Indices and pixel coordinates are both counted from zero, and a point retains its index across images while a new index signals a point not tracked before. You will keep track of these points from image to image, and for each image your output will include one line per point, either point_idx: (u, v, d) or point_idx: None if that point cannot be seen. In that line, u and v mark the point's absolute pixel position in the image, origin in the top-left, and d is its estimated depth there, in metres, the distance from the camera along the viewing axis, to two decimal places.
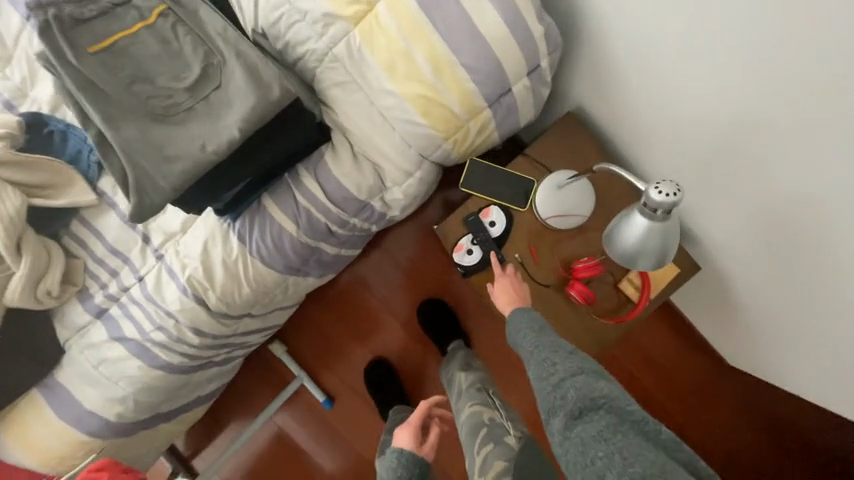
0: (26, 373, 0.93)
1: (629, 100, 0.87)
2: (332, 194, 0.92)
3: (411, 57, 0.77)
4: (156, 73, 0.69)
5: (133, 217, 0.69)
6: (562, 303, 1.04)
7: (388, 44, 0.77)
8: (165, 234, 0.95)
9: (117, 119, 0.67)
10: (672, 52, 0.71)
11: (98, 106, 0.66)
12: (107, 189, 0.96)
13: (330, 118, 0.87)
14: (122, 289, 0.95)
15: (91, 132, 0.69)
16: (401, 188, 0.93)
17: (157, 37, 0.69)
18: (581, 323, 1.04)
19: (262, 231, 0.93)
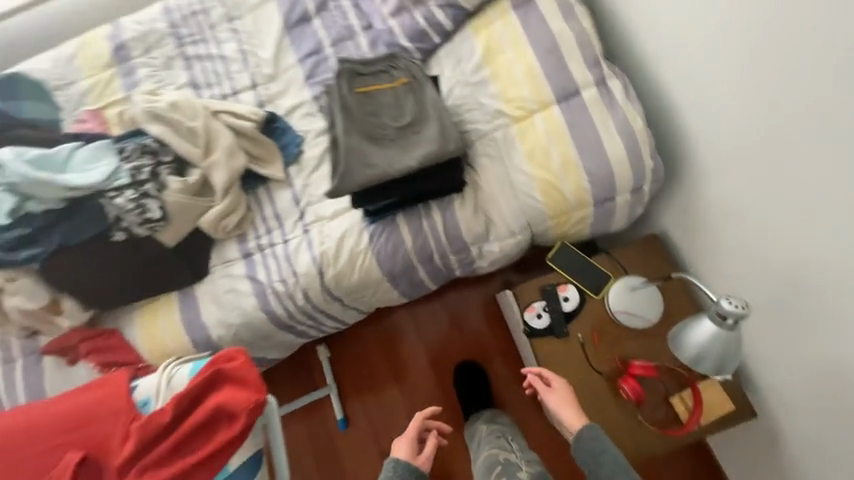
0: (181, 277, 1.19)
1: (712, 238, 1.07)
2: (449, 230, 1.19)
3: (548, 154, 1.04)
4: (384, 113, 1.03)
5: (330, 193, 1.00)
6: (612, 396, 1.11)
7: (537, 141, 1.05)
8: (316, 215, 1.25)
9: (351, 134, 1.01)
10: (764, 211, 0.92)
11: (344, 123, 1.01)
12: (293, 173, 1.31)
13: (470, 176, 1.14)
14: (268, 243, 1.24)
15: (331, 136, 1.03)
16: (501, 243, 1.18)
17: (393, 94, 1.04)
18: (626, 423, 1.09)
19: (387, 238, 1.19)
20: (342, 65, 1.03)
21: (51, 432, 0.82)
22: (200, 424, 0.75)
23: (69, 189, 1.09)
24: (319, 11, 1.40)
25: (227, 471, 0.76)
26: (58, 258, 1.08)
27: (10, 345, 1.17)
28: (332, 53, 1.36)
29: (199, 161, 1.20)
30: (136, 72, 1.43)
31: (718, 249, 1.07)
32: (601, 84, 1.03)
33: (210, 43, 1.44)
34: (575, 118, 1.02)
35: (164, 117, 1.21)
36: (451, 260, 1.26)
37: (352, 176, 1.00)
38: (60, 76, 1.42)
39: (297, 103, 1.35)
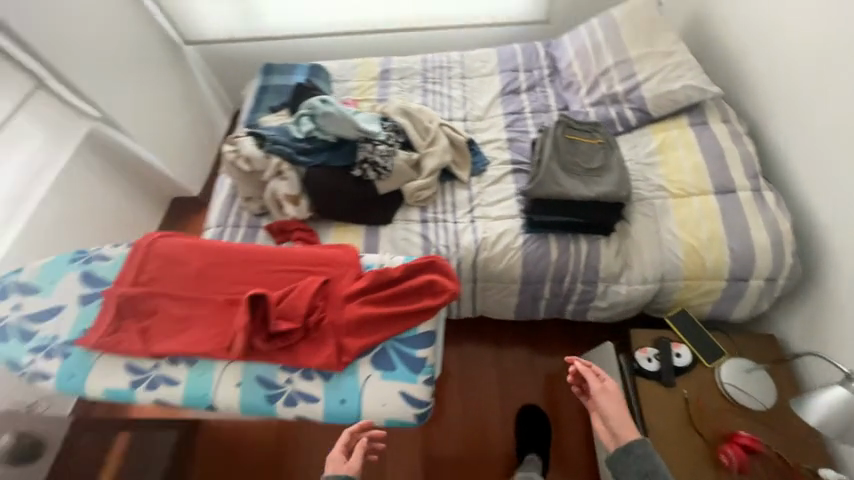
0: (376, 217, 1.56)
1: (833, 345, 1.21)
2: (588, 260, 1.45)
3: (700, 227, 1.31)
4: (580, 157, 1.39)
5: (525, 192, 1.36)
6: (706, 458, 1.19)
7: (691, 216, 1.33)
8: (484, 213, 1.59)
9: (553, 161, 1.37)
10: None
11: (551, 153, 1.38)
12: (473, 180, 1.70)
13: (623, 225, 1.42)
14: (442, 219, 1.58)
15: (537, 158, 1.41)
16: (628, 286, 1.42)
17: (592, 147, 1.40)
18: None
19: (537, 247, 1.47)
20: (562, 118, 1.45)
21: (303, 258, 1.11)
22: (413, 289, 1.00)
23: (351, 130, 1.51)
24: (528, 90, 1.94)
25: (417, 330, 0.98)
26: (318, 170, 1.50)
27: (243, 217, 1.59)
28: (530, 117, 1.84)
29: (421, 148, 1.65)
30: (389, 87, 2.03)
31: (839, 359, 1.19)
32: (756, 191, 1.31)
33: (444, 86, 2.02)
34: (729, 209, 1.30)
35: (411, 114, 1.72)
36: (577, 287, 1.50)
37: (545, 188, 1.35)
38: (341, 75, 2.07)
39: (493, 138, 1.80)
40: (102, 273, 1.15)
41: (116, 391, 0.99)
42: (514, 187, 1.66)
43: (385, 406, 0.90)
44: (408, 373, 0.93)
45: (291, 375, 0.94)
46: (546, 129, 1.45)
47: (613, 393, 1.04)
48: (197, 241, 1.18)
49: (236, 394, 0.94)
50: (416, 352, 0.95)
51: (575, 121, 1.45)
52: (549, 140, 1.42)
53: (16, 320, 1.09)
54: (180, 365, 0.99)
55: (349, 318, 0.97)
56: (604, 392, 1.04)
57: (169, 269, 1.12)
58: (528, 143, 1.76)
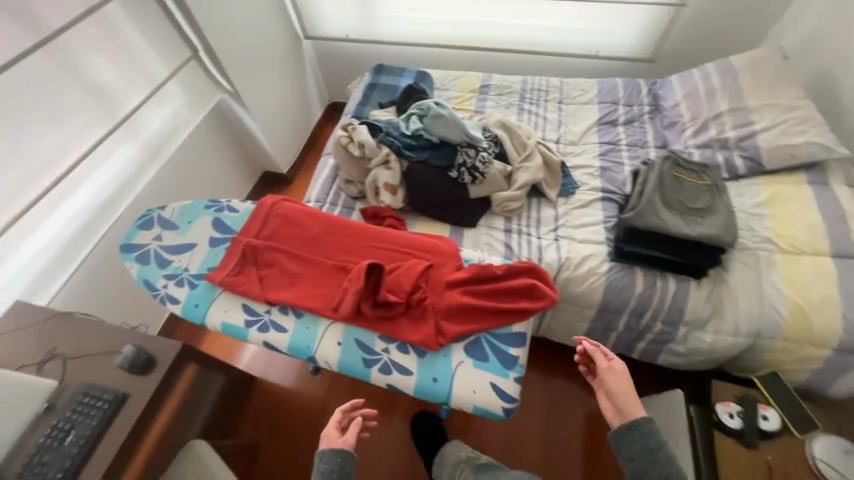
0: (463, 219, 1.62)
1: None
2: (674, 301, 1.41)
3: (810, 288, 1.25)
4: (685, 195, 1.37)
5: (623, 220, 1.37)
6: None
7: (799, 275, 1.28)
8: (568, 234, 1.61)
9: (656, 195, 1.37)
10: None
11: (656, 186, 1.38)
12: (560, 201, 1.72)
13: (719, 271, 1.38)
14: (526, 232, 1.61)
15: (638, 190, 1.41)
16: (715, 335, 1.37)
17: (699, 187, 1.38)
18: None
19: (621, 277, 1.46)
20: (670, 155, 1.45)
21: (407, 242, 1.19)
22: (513, 289, 1.04)
23: (457, 134, 1.58)
24: (626, 123, 1.94)
25: (512, 329, 1.02)
26: (419, 166, 1.60)
27: (340, 197, 1.71)
28: (626, 149, 1.84)
29: (515, 162, 1.70)
30: (486, 101, 2.11)
31: None
32: None
33: (540, 108, 2.07)
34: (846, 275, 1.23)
35: (509, 129, 1.79)
36: (654, 325, 1.47)
37: (645, 220, 1.34)
38: (443, 84, 2.19)
39: (584, 165, 1.82)
40: (231, 222, 1.28)
41: (231, 327, 1.07)
42: (602, 214, 1.66)
43: (475, 393, 0.93)
44: (500, 367, 0.97)
45: (388, 345, 1.01)
46: (651, 163, 1.46)
47: (620, 373, 1.02)
48: (313, 210, 1.29)
49: (336, 352, 1.01)
50: (507, 349, 0.99)
51: (683, 159, 1.44)
52: (654, 173, 1.42)
53: (156, 249, 1.23)
54: (289, 315, 1.07)
55: (450, 304, 1.03)
56: (611, 371, 1.02)
57: (288, 229, 1.23)
58: (621, 174, 1.76)
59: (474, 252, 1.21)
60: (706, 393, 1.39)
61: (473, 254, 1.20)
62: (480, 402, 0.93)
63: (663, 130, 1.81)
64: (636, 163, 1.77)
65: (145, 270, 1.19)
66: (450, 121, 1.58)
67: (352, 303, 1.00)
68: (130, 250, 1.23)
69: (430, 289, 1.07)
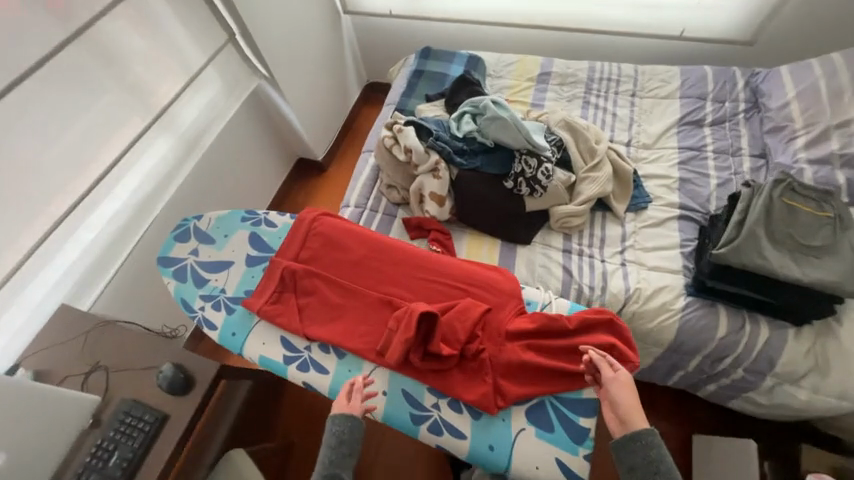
0: (516, 236, 1.44)
1: None
2: (763, 349, 1.21)
3: None
4: (797, 229, 1.14)
5: (714, 255, 1.16)
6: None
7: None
8: (637, 259, 1.40)
9: (760, 227, 1.14)
10: None
11: (761, 216, 1.15)
12: (628, 217, 1.50)
13: (829, 323, 1.17)
14: (587, 254, 1.42)
15: (737, 218, 1.18)
16: (812, 393, 1.17)
17: (817, 221, 1.14)
18: None
19: (700, 316, 1.26)
20: (783, 177, 1.19)
21: (461, 276, 1.06)
22: (587, 347, 0.90)
23: (517, 139, 1.38)
24: (713, 124, 1.65)
25: (582, 395, 0.88)
26: (471, 174, 1.43)
27: (381, 202, 1.58)
28: (712, 157, 1.57)
29: (580, 171, 1.49)
30: (545, 92, 1.86)
31: None
32: None
33: (609, 102, 1.80)
34: None
35: (575, 130, 1.55)
36: (734, 372, 1.26)
37: (743, 257, 1.13)
38: (496, 70, 1.94)
39: (660, 174, 1.57)
40: (269, 238, 1.19)
41: (270, 361, 1.00)
42: (679, 236, 1.43)
43: (537, 470, 0.82)
44: (567, 440, 0.84)
45: (438, 399, 0.90)
46: (756, 186, 1.22)
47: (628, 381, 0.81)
48: (357, 229, 1.17)
49: (381, 403, 0.91)
50: (577, 419, 0.86)
51: (799, 182, 1.19)
52: (759, 198, 1.19)
53: (193, 264, 1.16)
54: (331, 354, 0.99)
55: (512, 359, 0.90)
56: (616, 381, 0.81)
57: (330, 252, 1.12)
58: (706, 188, 1.50)
59: (537, 291, 1.06)
60: (789, 453, 1.23)
61: (536, 293, 1.05)
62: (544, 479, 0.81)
63: (764, 136, 1.52)
64: (725, 175, 1.51)
65: (182, 287, 1.13)
66: (510, 124, 1.38)
67: (401, 351, 0.90)
68: (167, 264, 1.18)
69: (488, 337, 0.94)
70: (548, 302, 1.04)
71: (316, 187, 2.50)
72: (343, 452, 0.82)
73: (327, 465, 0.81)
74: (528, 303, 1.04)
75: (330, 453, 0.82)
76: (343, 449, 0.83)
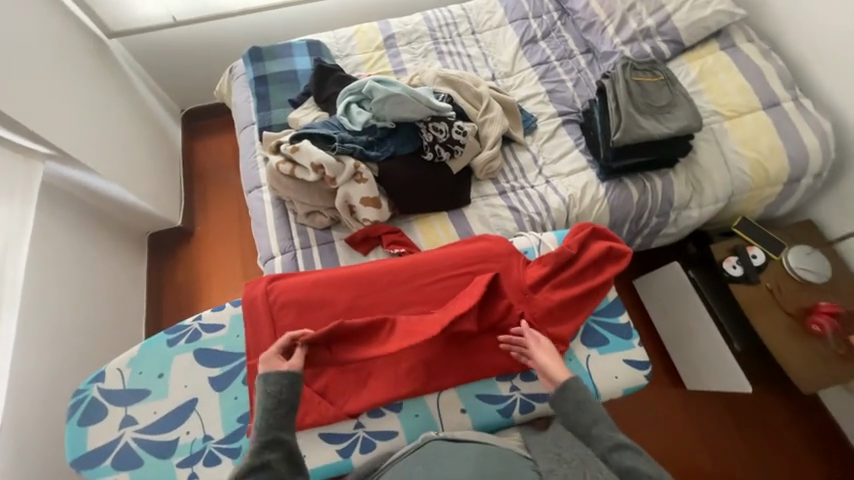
0: (457, 200, 1.43)
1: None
2: (663, 194, 1.51)
3: (759, 142, 1.48)
4: (649, 97, 1.45)
5: (615, 141, 1.39)
6: (788, 331, 1.43)
7: (747, 132, 1.50)
8: (555, 171, 1.56)
9: (630, 106, 1.42)
10: None
11: (626, 98, 1.43)
12: (528, 140, 1.63)
13: (690, 156, 1.52)
14: (520, 187, 1.52)
15: (612, 106, 1.45)
16: (699, 209, 1.53)
17: (658, 85, 1.47)
18: (813, 349, 1.41)
19: (619, 193, 1.50)
20: (625, 61, 1.50)
21: (455, 261, 1.00)
22: (592, 261, 1.00)
23: (419, 109, 1.33)
24: (544, 37, 1.86)
25: (609, 299, 1.01)
26: (391, 161, 1.35)
27: (308, 234, 1.35)
28: (559, 65, 1.79)
29: (476, 117, 1.54)
30: (400, 56, 1.80)
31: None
32: (793, 101, 1.53)
33: (458, 46, 1.86)
34: (778, 120, 1.50)
35: (452, 81, 1.58)
36: (651, 221, 1.55)
37: (631, 134, 1.39)
38: (340, 49, 1.79)
39: (531, 94, 1.73)
40: (224, 345, 0.92)
41: (326, 467, 0.85)
42: (571, 138, 1.63)
43: (618, 378, 0.93)
44: (622, 343, 0.97)
45: (511, 382, 0.93)
46: (612, 75, 1.50)
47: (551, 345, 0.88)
48: (320, 276, 0.99)
49: (466, 420, 0.89)
50: (618, 320, 0.99)
51: (636, 62, 1.51)
52: (619, 85, 1.46)
53: (135, 437, 0.84)
54: (387, 413, 0.88)
55: (548, 308, 0.94)
56: (543, 347, 0.86)
57: (311, 315, 0.93)
58: (568, 91, 1.72)
59: (522, 238, 1.11)
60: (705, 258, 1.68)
61: (523, 241, 1.11)
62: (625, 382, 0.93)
63: (583, 34, 1.79)
64: (575, 75, 1.75)
65: (143, 474, 0.82)
66: (407, 98, 1.31)
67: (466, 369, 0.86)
68: (97, 462, 0.83)
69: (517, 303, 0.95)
70: (537, 243, 1.10)
71: (194, 256, 2.01)
72: (282, 412, 0.76)
73: (264, 434, 0.73)
74: (525, 253, 1.08)
75: (265, 420, 0.75)
76: (282, 413, 0.76)
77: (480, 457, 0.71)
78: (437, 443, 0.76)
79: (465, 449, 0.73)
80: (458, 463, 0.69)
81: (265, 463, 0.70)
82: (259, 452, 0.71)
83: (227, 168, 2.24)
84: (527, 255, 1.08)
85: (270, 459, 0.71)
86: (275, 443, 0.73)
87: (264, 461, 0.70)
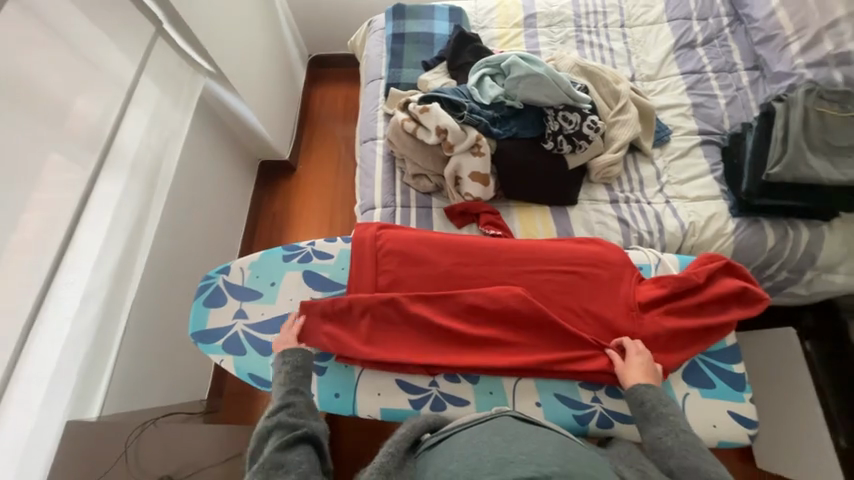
0: (565, 198, 1.36)
1: None
2: (808, 248, 1.30)
3: None
4: (829, 132, 1.24)
5: (770, 174, 1.21)
6: None
7: None
8: (678, 193, 1.41)
9: (802, 137, 1.22)
10: None
11: (800, 128, 1.23)
12: (656, 153, 1.48)
13: None
14: (634, 200, 1.40)
15: (778, 134, 1.26)
16: (848, 276, 1.30)
17: (845, 121, 1.25)
18: None
19: (751, 233, 1.32)
20: (811, 86, 1.28)
21: (562, 257, 0.97)
22: (715, 298, 0.91)
23: (556, 95, 1.27)
24: (705, 44, 1.64)
25: (726, 343, 0.92)
26: (509, 142, 1.33)
27: (410, 195, 1.39)
28: (715, 78, 1.57)
29: (607, 117, 1.44)
30: (537, 37, 1.73)
31: None
32: None
33: (602, 37, 1.72)
34: None
35: (590, 73, 1.48)
36: (778, 275, 1.35)
37: (793, 171, 1.21)
38: (478, 21, 1.76)
39: (673, 104, 1.55)
40: (329, 274, 1.01)
41: (396, 410, 0.90)
42: (708, 160, 1.45)
43: (716, 427, 0.85)
44: (731, 393, 0.88)
45: (594, 394, 0.89)
46: (788, 98, 1.30)
47: (652, 366, 0.83)
48: (425, 234, 1.01)
49: (539, 414, 0.88)
50: (731, 367, 0.90)
51: (824, 89, 1.29)
52: (795, 112, 1.27)
53: (244, 329, 0.97)
54: (462, 382, 0.91)
55: (652, 332, 0.88)
56: (628, 364, 0.84)
57: (409, 269, 0.97)
58: (718, 108, 1.52)
59: (638, 253, 1.03)
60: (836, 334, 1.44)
61: (639, 256, 1.03)
62: (726, 434, 0.84)
63: (755, 47, 1.56)
64: (731, 92, 1.54)
65: (244, 361, 0.95)
66: (547, 81, 1.26)
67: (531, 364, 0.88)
68: (210, 340, 0.98)
69: (617, 318, 0.90)
70: (656, 262, 1.02)
71: (293, 192, 2.18)
72: (303, 374, 0.84)
73: (288, 383, 0.81)
74: (639, 268, 1.01)
75: (287, 375, 0.82)
76: (300, 373, 0.84)
77: (560, 441, 0.56)
78: (506, 419, 0.62)
79: (543, 432, 0.58)
80: (535, 441, 0.54)
81: (291, 403, 0.77)
82: (286, 395, 0.78)
83: (337, 118, 2.37)
84: (642, 271, 1.01)
85: (295, 400, 0.77)
86: (298, 390, 0.80)
87: (290, 401, 0.77)
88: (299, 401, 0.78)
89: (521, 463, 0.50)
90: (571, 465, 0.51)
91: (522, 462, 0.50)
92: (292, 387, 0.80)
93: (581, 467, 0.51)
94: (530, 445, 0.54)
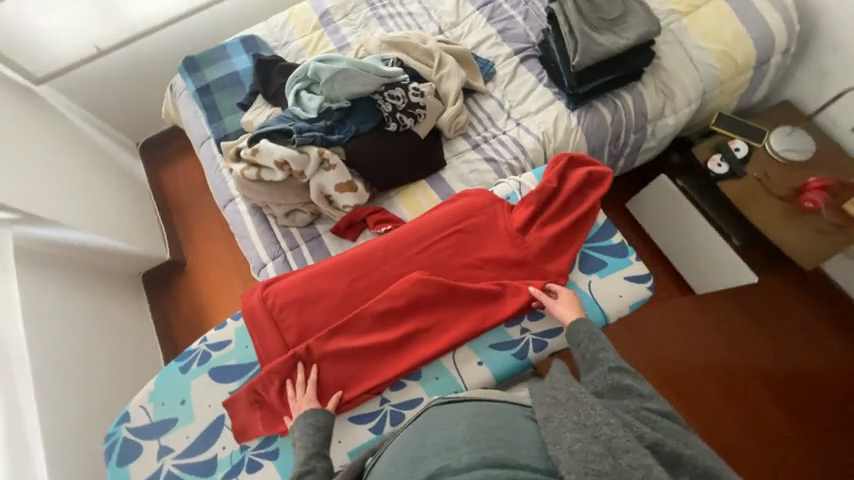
0: (432, 165, 1.39)
1: (835, 86, 1.51)
2: (635, 108, 1.47)
3: (721, 32, 1.46)
4: (599, 11, 1.41)
5: (575, 65, 1.36)
6: (784, 214, 1.43)
7: (707, 24, 1.47)
8: (523, 112, 1.50)
9: (583, 24, 1.38)
10: None
11: (577, 16, 1.39)
12: (490, 87, 1.57)
13: (655, 63, 1.48)
14: (491, 136, 1.48)
15: (565, 29, 1.40)
16: (675, 115, 1.50)
17: None
18: (811, 229, 1.41)
19: (590, 118, 1.46)
20: None
21: (440, 224, 0.99)
22: (573, 192, 1.00)
23: (370, 81, 1.30)
24: None
25: (599, 223, 1.02)
26: (355, 141, 1.31)
27: (293, 235, 1.33)
28: (505, 1, 1.69)
29: (432, 76, 1.48)
30: (340, 31, 1.71)
31: (838, 92, 1.50)
32: None
33: (398, 6, 1.75)
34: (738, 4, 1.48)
35: (398, 44, 1.51)
36: (630, 139, 1.51)
37: (591, 53, 1.37)
38: (277, 39, 1.69)
39: (484, 38, 1.64)
40: (235, 360, 0.94)
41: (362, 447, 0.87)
42: (532, 74, 1.56)
43: (623, 296, 0.95)
44: (619, 262, 0.99)
45: (520, 327, 0.94)
46: None
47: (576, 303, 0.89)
48: (310, 271, 0.97)
49: (485, 372, 0.91)
50: (610, 242, 1.01)
51: None
52: (568, 6, 1.42)
53: (175, 464, 0.87)
54: (407, 384, 0.91)
55: (538, 247, 0.95)
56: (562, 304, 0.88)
57: (309, 311, 0.93)
58: (520, 26, 1.64)
59: (501, 187, 1.10)
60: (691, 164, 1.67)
61: (503, 189, 1.09)
62: (631, 298, 0.95)
63: None
64: (523, 7, 1.67)
65: None
66: (357, 71, 1.29)
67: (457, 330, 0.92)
68: None
69: (507, 251, 0.96)
70: (518, 187, 1.10)
71: (190, 287, 1.99)
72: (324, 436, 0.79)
73: (310, 446, 0.76)
74: (508, 198, 1.08)
75: (310, 439, 0.78)
76: (323, 432, 0.80)
77: (475, 413, 0.64)
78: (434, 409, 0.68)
79: (463, 408, 0.65)
80: (452, 423, 0.63)
81: (314, 468, 0.73)
82: (309, 459, 0.74)
83: (198, 192, 2.18)
84: (510, 200, 1.07)
85: (318, 464, 0.73)
86: (322, 455, 0.76)
87: (314, 466, 0.73)
88: (322, 466, 0.74)
89: (435, 454, 0.58)
90: (478, 436, 0.58)
91: (436, 452, 0.58)
92: (316, 450, 0.76)
93: (491, 432, 0.59)
94: (444, 431, 0.62)
